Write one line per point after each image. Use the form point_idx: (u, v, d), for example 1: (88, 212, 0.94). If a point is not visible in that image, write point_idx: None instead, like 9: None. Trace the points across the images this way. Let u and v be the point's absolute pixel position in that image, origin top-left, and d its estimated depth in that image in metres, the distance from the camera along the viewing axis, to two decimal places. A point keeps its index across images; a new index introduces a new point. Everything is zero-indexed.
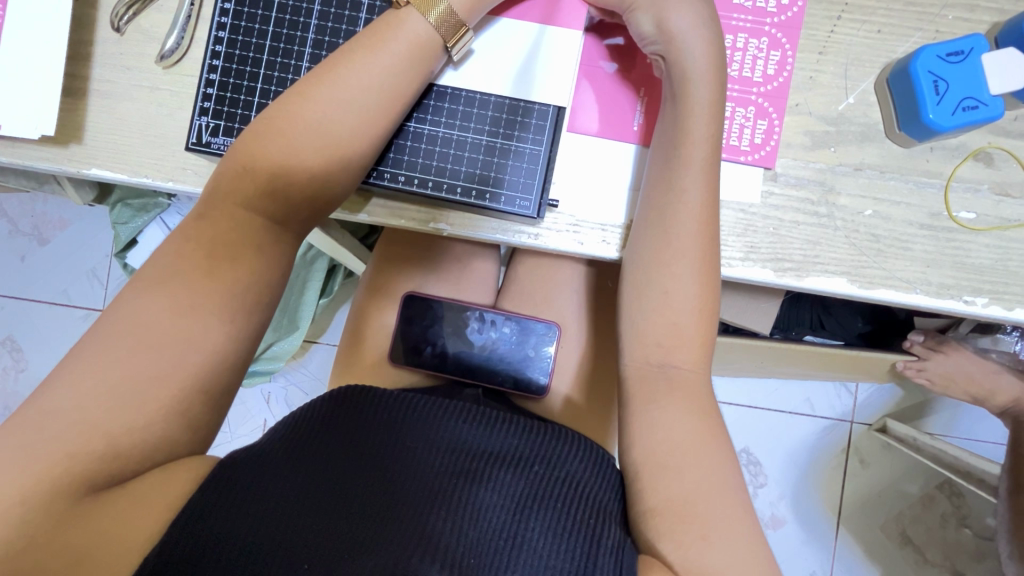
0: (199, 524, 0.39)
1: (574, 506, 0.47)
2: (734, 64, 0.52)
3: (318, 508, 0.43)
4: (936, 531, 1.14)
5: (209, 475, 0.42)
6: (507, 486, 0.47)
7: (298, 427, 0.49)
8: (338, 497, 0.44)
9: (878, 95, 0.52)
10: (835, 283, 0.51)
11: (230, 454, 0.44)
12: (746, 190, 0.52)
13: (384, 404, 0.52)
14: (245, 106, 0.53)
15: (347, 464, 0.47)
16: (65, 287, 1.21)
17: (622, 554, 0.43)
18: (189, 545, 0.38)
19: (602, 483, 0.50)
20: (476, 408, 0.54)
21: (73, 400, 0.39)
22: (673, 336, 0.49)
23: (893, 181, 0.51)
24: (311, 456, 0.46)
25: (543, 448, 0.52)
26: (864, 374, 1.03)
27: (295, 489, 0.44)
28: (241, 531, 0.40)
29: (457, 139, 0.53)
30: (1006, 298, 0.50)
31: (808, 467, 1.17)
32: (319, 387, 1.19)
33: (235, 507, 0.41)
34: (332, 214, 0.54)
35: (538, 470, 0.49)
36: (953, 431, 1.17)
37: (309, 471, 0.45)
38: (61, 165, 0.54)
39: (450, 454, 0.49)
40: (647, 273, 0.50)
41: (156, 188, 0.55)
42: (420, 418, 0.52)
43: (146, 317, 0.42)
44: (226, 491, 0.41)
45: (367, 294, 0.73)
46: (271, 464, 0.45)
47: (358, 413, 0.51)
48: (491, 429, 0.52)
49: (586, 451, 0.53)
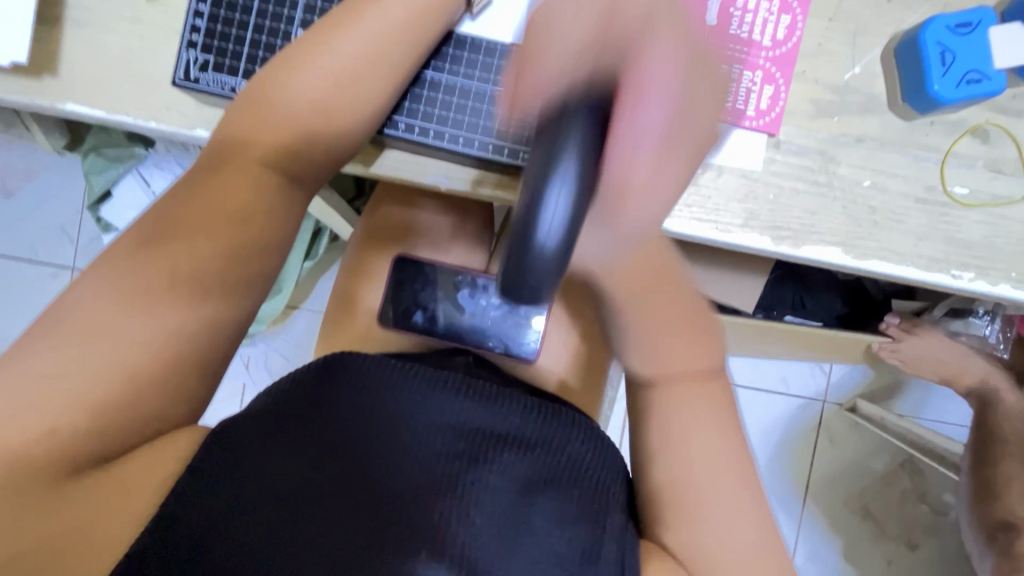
0: (192, 505, 0.39)
1: (576, 494, 0.47)
2: (743, 25, 0.51)
3: (317, 489, 0.42)
4: (896, 505, 1.21)
5: (196, 453, 0.41)
6: (510, 469, 0.46)
7: (293, 397, 0.47)
8: (332, 477, 0.43)
9: (883, 66, 0.52)
10: (830, 253, 0.51)
11: (216, 426, 0.43)
12: (748, 156, 0.51)
13: (382, 377, 0.50)
14: (237, 43, 0.50)
15: (347, 441, 0.45)
16: (32, 243, 1.16)
17: (626, 543, 0.45)
18: (182, 529, 0.38)
19: (603, 466, 0.50)
20: (475, 382, 0.52)
21: (58, 342, 0.38)
22: (682, 365, 0.49)
23: (892, 153, 0.52)
24: (303, 434, 0.44)
25: (546, 430, 0.51)
26: (839, 354, 1.06)
27: (287, 469, 0.42)
28: (239, 513, 0.39)
29: (463, 87, 0.51)
30: (990, 274, 0.52)
31: (780, 444, 1.21)
32: (301, 352, 1.18)
33: (224, 488, 0.40)
34: (344, 167, 0.52)
35: (540, 453, 0.49)
36: (919, 412, 1.22)
37: (301, 448, 0.44)
38: (32, 99, 0.51)
39: (447, 430, 0.48)
40: (645, 329, 0.49)
41: (137, 129, 0.52)
42: (421, 392, 0.50)
43: (134, 261, 0.41)
44: (213, 471, 0.40)
45: (350, 276, 0.71)
46: (260, 440, 0.43)
47: (348, 387, 0.49)
48: (491, 406, 0.51)
49: (587, 434, 0.53)
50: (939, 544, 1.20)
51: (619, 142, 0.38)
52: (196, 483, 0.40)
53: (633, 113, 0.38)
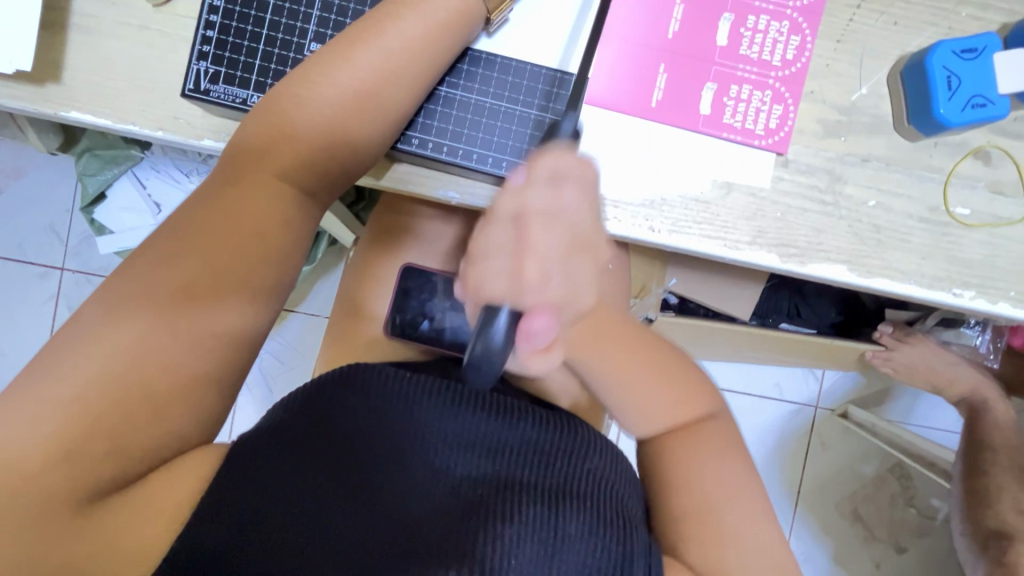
0: (217, 528, 0.39)
1: (601, 507, 0.46)
2: (754, 47, 0.51)
3: (333, 509, 0.42)
4: (885, 509, 1.23)
5: (214, 477, 0.41)
6: (533, 485, 0.46)
7: (306, 412, 0.47)
8: (353, 499, 0.43)
9: (889, 87, 0.52)
10: (836, 270, 0.52)
11: (233, 445, 0.43)
12: (756, 175, 0.52)
13: (395, 391, 0.49)
14: (248, 54, 0.50)
15: (361, 460, 0.45)
16: (21, 242, 1.13)
17: (652, 558, 0.44)
18: (200, 554, 0.38)
19: (622, 479, 0.50)
20: (492, 396, 0.51)
21: (66, 360, 0.37)
22: (660, 408, 0.54)
23: (897, 174, 0.52)
24: (322, 454, 0.44)
25: (565, 443, 0.50)
26: (833, 362, 1.08)
27: (308, 491, 0.42)
28: (262, 536, 0.40)
29: (477, 103, 0.52)
30: (990, 292, 0.53)
31: (773, 449, 1.23)
32: (298, 357, 1.17)
33: (246, 510, 0.40)
34: (359, 180, 0.52)
35: (561, 467, 0.48)
36: (909, 418, 1.24)
37: (320, 468, 0.44)
38: (35, 106, 0.50)
39: (466, 448, 0.48)
40: (618, 384, 0.56)
41: (142, 138, 0.52)
42: (435, 405, 0.49)
43: (142, 277, 0.40)
44: (233, 495, 0.41)
45: (355, 283, 0.70)
46: (279, 463, 0.43)
47: (364, 402, 0.48)
48: (509, 420, 0.50)
49: (604, 447, 0.52)
50: (927, 546, 1.22)
51: (554, 296, 0.41)
52: (217, 505, 0.40)
53: (563, 261, 0.41)
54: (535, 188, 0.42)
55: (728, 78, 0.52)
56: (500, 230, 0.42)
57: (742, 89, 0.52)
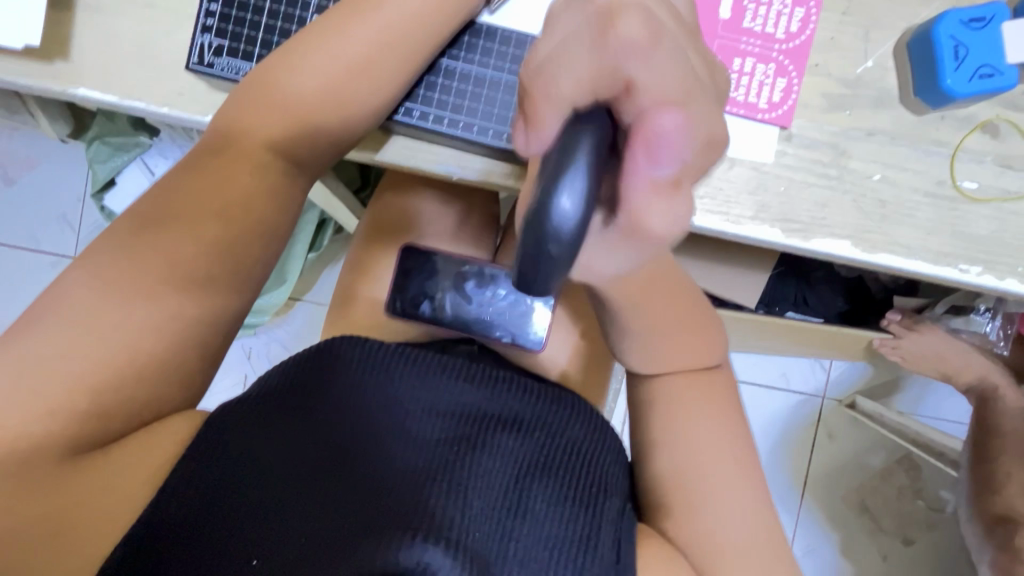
0: (197, 483, 0.40)
1: (573, 477, 0.47)
2: (758, 19, 0.51)
3: (311, 469, 0.42)
4: (893, 501, 1.22)
5: (198, 432, 0.42)
6: (508, 450, 0.47)
7: (291, 380, 0.48)
8: (330, 459, 0.43)
9: (896, 60, 0.52)
10: (839, 245, 0.52)
11: (220, 406, 0.45)
12: (761, 150, 0.52)
13: (380, 361, 0.51)
14: (252, 28, 0.50)
15: (340, 424, 0.46)
16: (33, 231, 1.15)
17: (622, 529, 0.46)
18: (179, 510, 0.39)
19: (600, 450, 0.52)
20: (473, 369, 0.53)
21: (69, 325, 0.38)
22: (688, 364, 0.52)
23: (903, 148, 0.52)
24: (304, 418, 0.46)
25: (544, 415, 0.52)
26: (840, 350, 1.07)
27: (289, 449, 0.43)
28: (238, 491, 0.40)
29: (478, 75, 0.52)
30: (997, 268, 0.52)
31: (780, 440, 1.22)
32: (303, 344, 1.18)
33: (227, 466, 0.41)
34: (354, 154, 0.52)
35: (538, 437, 0.49)
36: (918, 409, 1.23)
37: (302, 433, 0.45)
38: (43, 82, 0.51)
39: (445, 416, 0.49)
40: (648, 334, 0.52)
41: (148, 114, 0.52)
42: (418, 375, 0.51)
43: (145, 246, 0.41)
44: (217, 453, 0.41)
45: (354, 273, 0.71)
46: (264, 425, 0.44)
47: (347, 372, 0.50)
48: (489, 392, 0.52)
49: (586, 417, 0.53)
50: (936, 538, 1.21)
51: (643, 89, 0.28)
52: (202, 461, 0.41)
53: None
54: (619, 32, 0.29)
55: (731, 51, 0.51)
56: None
57: (746, 62, 0.51)
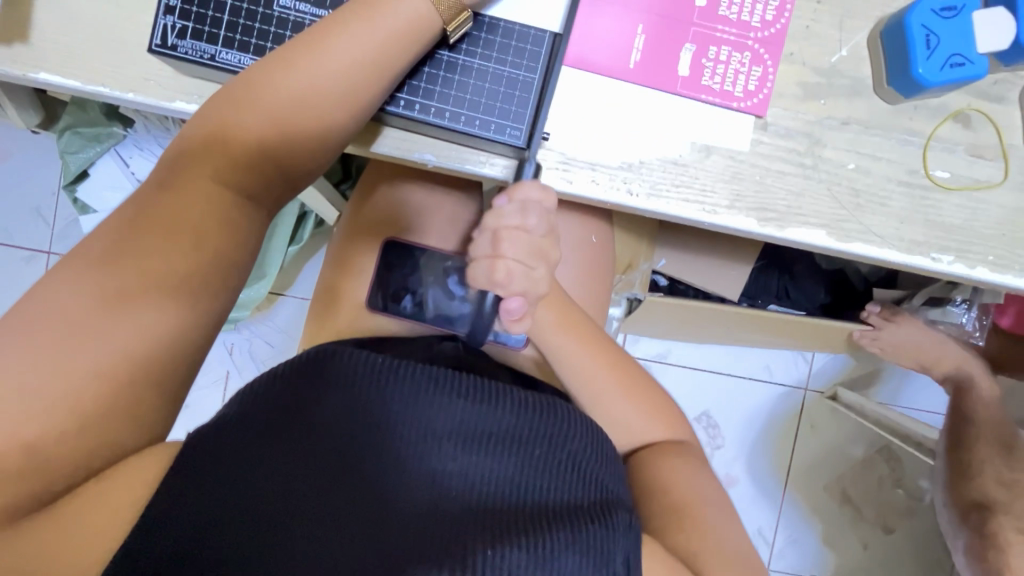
0: (177, 525, 0.38)
1: (581, 498, 0.45)
2: (732, 7, 0.51)
3: (300, 510, 0.40)
4: (873, 490, 1.24)
5: (173, 466, 0.40)
6: (511, 476, 0.44)
7: (269, 403, 0.44)
8: (321, 496, 0.40)
9: (870, 50, 0.52)
10: (815, 235, 0.52)
11: (190, 435, 0.41)
12: (734, 138, 0.52)
13: (364, 378, 0.45)
14: (217, 9, 0.49)
15: (329, 454, 0.42)
16: (6, 226, 1.12)
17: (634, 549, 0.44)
18: (161, 555, 0.37)
19: (603, 464, 0.49)
20: (470, 381, 0.47)
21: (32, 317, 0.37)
22: (625, 415, 0.60)
23: (877, 137, 0.52)
24: (286, 447, 0.42)
25: (548, 428, 0.47)
26: (821, 342, 1.08)
27: (274, 485, 0.40)
28: (223, 536, 0.38)
29: (450, 61, 0.51)
30: (969, 257, 0.52)
31: (763, 432, 1.23)
32: (286, 339, 1.16)
33: (207, 509, 0.39)
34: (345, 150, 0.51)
35: (541, 455, 0.46)
36: (898, 400, 1.25)
37: (285, 465, 0.41)
38: (3, 67, 0.49)
39: (441, 439, 0.44)
40: (592, 390, 0.60)
41: (115, 102, 0.51)
42: (406, 394, 0.45)
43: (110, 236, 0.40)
44: (195, 493, 0.39)
45: (334, 273, 0.70)
46: (243, 456, 0.41)
47: (329, 392, 0.45)
48: (488, 406, 0.46)
49: (589, 427, 0.50)
50: (916, 526, 1.23)
51: (518, 287, 0.51)
52: (178, 502, 0.38)
53: (526, 266, 0.50)
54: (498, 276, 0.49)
55: (706, 39, 0.51)
56: (482, 238, 0.50)
57: (721, 50, 0.51)
